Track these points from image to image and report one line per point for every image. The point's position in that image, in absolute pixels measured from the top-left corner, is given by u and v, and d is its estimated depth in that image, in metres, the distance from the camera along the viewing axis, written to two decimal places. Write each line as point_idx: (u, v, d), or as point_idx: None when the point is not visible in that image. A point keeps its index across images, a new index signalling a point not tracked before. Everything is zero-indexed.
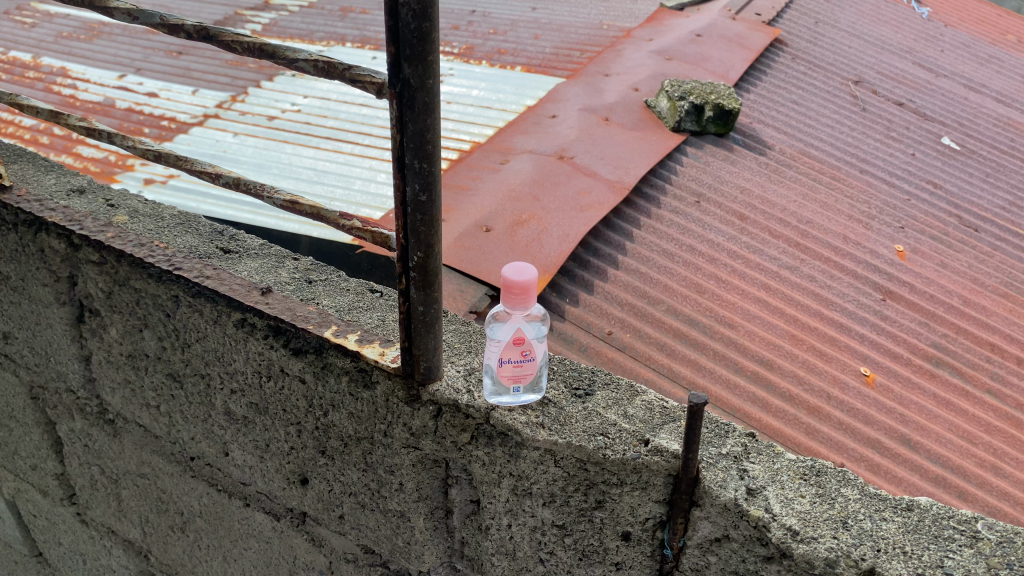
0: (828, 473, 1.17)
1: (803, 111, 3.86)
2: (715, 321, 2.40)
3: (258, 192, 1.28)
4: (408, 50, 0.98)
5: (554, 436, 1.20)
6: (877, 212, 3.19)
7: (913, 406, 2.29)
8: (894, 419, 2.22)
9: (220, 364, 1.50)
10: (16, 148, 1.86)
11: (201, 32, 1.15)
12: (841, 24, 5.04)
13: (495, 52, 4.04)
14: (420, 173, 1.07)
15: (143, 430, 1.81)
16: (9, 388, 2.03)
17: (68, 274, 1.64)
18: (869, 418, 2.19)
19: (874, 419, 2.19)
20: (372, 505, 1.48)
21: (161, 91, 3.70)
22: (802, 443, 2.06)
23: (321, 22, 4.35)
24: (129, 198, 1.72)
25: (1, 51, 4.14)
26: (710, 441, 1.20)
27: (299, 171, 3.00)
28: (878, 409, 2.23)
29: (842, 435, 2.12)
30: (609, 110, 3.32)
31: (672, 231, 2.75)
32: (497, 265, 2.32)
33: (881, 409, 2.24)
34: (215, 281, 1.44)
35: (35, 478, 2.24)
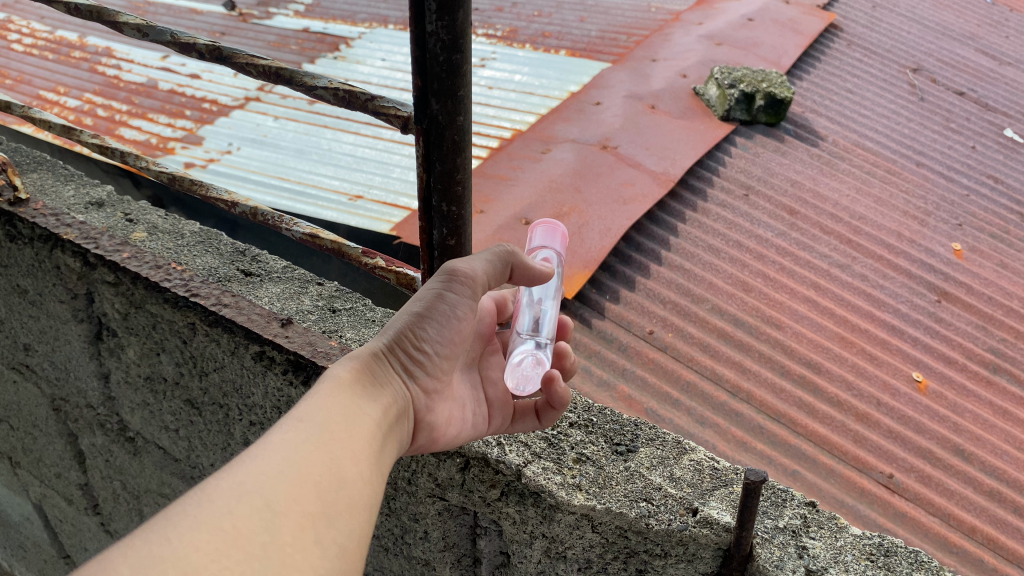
0: (898, 555, 1.04)
1: (857, 100, 3.66)
2: (762, 321, 2.24)
3: (276, 223, 1.19)
4: (436, 85, 0.88)
5: (592, 501, 1.09)
6: (933, 208, 3.00)
7: (965, 413, 2.13)
8: (947, 428, 2.06)
9: (239, 396, 1.41)
10: (38, 156, 1.81)
11: (214, 53, 1.05)
12: (901, 7, 4.79)
13: (539, 35, 3.89)
14: (448, 218, 0.98)
15: (162, 452, 1.74)
16: (32, 399, 1.97)
17: (84, 292, 1.56)
18: (921, 427, 2.03)
19: (926, 428, 2.03)
20: (394, 549, 1.39)
21: (203, 72, 3.62)
22: (849, 452, 1.90)
23: (364, 3, 4.24)
24: (149, 212, 1.65)
25: (48, 30, 4.09)
26: (766, 512, 1.08)
27: (339, 158, 2.92)
28: (931, 418, 2.07)
29: (893, 443, 1.96)
30: (655, 97, 3.17)
31: (718, 226, 2.60)
32: None
33: (934, 418, 2.08)
34: (233, 310, 1.34)
35: (60, 486, 2.20)
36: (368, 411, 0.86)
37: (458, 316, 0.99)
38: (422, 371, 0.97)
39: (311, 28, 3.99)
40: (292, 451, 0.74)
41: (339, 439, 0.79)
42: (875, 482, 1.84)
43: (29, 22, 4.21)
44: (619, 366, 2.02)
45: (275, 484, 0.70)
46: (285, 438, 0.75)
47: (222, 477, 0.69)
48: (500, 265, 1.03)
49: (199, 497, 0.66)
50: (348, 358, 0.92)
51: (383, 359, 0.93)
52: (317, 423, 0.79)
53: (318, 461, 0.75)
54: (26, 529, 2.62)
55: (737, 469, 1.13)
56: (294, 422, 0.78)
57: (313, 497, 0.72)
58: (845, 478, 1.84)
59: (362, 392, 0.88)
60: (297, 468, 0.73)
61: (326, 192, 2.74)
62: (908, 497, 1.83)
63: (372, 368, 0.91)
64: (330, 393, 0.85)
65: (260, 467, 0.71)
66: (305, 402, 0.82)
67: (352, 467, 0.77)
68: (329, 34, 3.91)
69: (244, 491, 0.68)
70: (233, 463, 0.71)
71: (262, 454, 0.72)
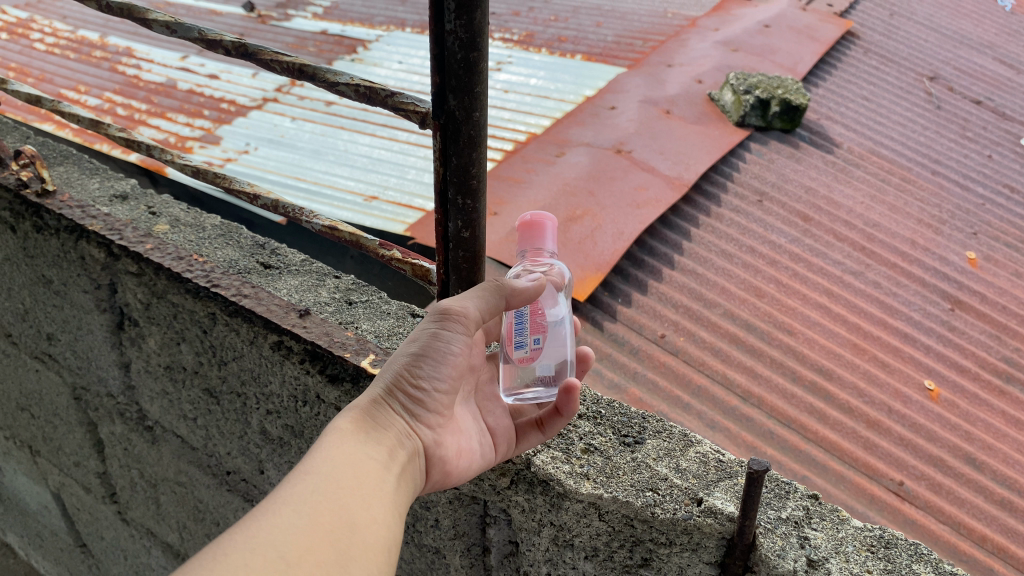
0: (899, 546, 1.06)
1: (873, 107, 3.67)
2: (774, 327, 2.26)
3: (296, 216, 1.23)
4: (454, 81, 0.91)
5: (599, 490, 1.12)
6: (948, 216, 3.01)
7: (978, 422, 2.14)
8: (959, 437, 2.07)
9: (257, 384, 1.45)
10: (64, 150, 1.85)
11: (239, 49, 1.09)
12: (918, 15, 4.80)
13: (555, 40, 3.92)
14: (463, 210, 1.01)
15: (180, 441, 1.78)
16: (53, 388, 2.02)
17: (108, 282, 1.60)
18: (932, 435, 2.04)
19: (937, 436, 2.04)
20: (406, 537, 1.42)
21: (222, 72, 3.68)
22: (860, 458, 1.91)
23: (381, 6, 4.29)
24: (172, 205, 1.69)
25: (70, 30, 4.16)
26: (770, 503, 1.10)
27: (355, 160, 2.96)
28: (942, 426, 2.08)
29: (903, 451, 1.97)
30: (670, 102, 3.19)
31: (731, 231, 2.62)
32: None
33: (945, 426, 2.09)
34: (253, 300, 1.37)
35: (79, 475, 2.24)
36: (373, 455, 0.88)
37: (455, 352, 1.00)
38: (424, 407, 0.99)
39: (329, 30, 4.04)
40: (303, 505, 0.76)
41: (347, 487, 0.82)
42: (886, 489, 1.85)
43: (51, 22, 4.28)
44: (630, 370, 2.05)
45: (289, 536, 0.73)
46: (295, 491, 0.78)
47: (233, 536, 0.71)
48: (499, 301, 1.02)
49: (213, 555, 0.68)
50: (350, 407, 0.95)
51: (384, 404, 0.95)
52: (325, 474, 0.82)
53: (328, 511, 0.77)
54: (44, 518, 2.67)
55: (742, 462, 1.16)
56: (302, 475, 0.80)
57: (326, 548, 0.74)
58: (855, 484, 1.86)
59: (366, 436, 0.90)
60: (308, 520, 0.75)
61: (342, 193, 2.78)
62: (919, 504, 1.84)
63: (373, 412, 0.94)
64: (334, 442, 0.88)
65: (274, 522, 0.74)
66: (311, 453, 0.85)
67: (363, 513, 0.80)
68: (346, 36, 3.96)
69: (257, 549, 0.70)
70: (245, 520, 0.73)
71: (275, 509, 0.75)
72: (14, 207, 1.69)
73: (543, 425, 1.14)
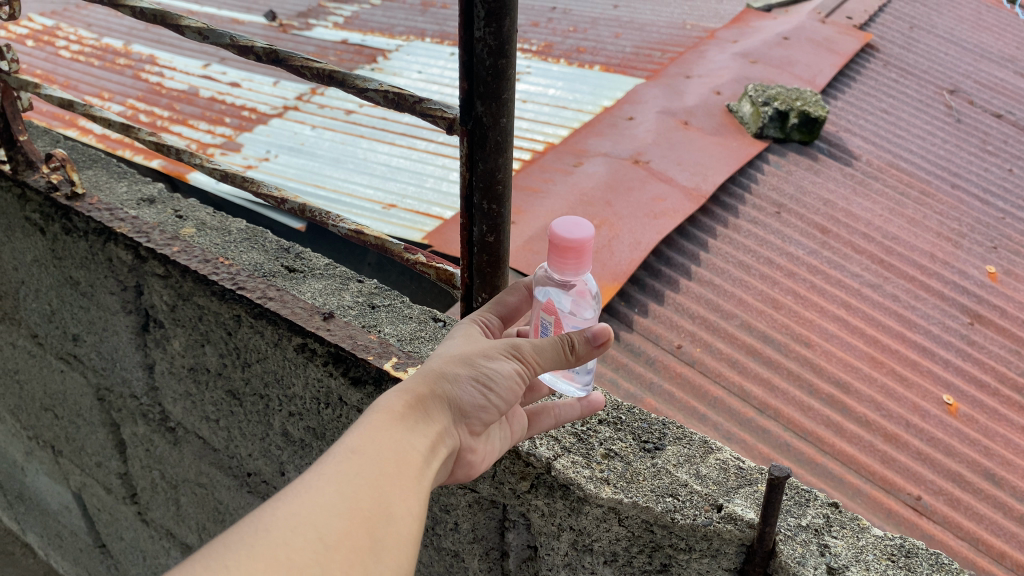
0: (919, 555, 1.06)
1: (892, 120, 3.67)
2: (792, 338, 2.26)
3: (323, 219, 1.25)
4: (482, 88, 0.93)
5: (619, 495, 1.12)
6: (967, 230, 3.00)
7: (997, 437, 2.12)
8: (978, 452, 2.06)
9: (280, 386, 1.46)
10: (92, 154, 1.89)
11: (270, 55, 1.11)
12: (938, 28, 4.78)
13: (573, 50, 3.94)
14: (488, 215, 1.03)
15: (202, 442, 1.80)
16: (77, 389, 2.04)
17: (134, 284, 1.63)
18: (951, 449, 2.03)
19: (956, 451, 2.03)
20: (425, 540, 1.43)
21: (243, 81, 3.72)
22: (877, 472, 1.91)
23: (402, 16, 4.33)
24: (198, 209, 1.71)
25: (95, 37, 4.22)
26: (789, 511, 1.11)
27: (373, 168, 2.99)
28: (961, 440, 2.07)
29: (922, 465, 1.96)
30: (689, 113, 3.21)
31: (749, 242, 2.63)
32: None
33: (964, 440, 2.07)
34: (277, 303, 1.39)
35: (99, 475, 2.27)
36: (417, 446, 0.81)
37: (518, 384, 0.93)
38: (475, 417, 0.91)
39: (349, 40, 4.08)
40: (344, 487, 0.71)
41: (390, 475, 0.75)
42: (903, 503, 1.84)
43: (76, 29, 4.34)
44: (646, 380, 2.06)
45: (328, 519, 0.68)
46: (336, 471, 0.72)
47: (270, 511, 0.67)
48: (557, 362, 0.94)
49: (246, 532, 0.64)
50: (401, 387, 0.86)
51: (439, 399, 0.87)
52: (369, 457, 0.76)
53: (368, 498, 0.72)
54: (64, 518, 2.70)
55: (762, 469, 1.16)
56: (345, 454, 0.75)
57: (362, 537, 0.69)
58: (872, 498, 1.85)
59: (415, 426, 0.82)
60: (347, 506, 0.70)
61: (361, 200, 2.80)
62: (936, 519, 1.84)
63: (426, 403, 0.85)
64: (380, 422, 0.81)
65: (312, 501, 0.69)
66: (352, 431, 0.79)
67: (403, 503, 0.74)
68: (366, 46, 4.00)
69: (293, 528, 0.66)
70: (282, 494, 0.69)
71: (313, 486, 0.70)
72: (44, 209, 1.72)
73: (558, 417, 1.13)
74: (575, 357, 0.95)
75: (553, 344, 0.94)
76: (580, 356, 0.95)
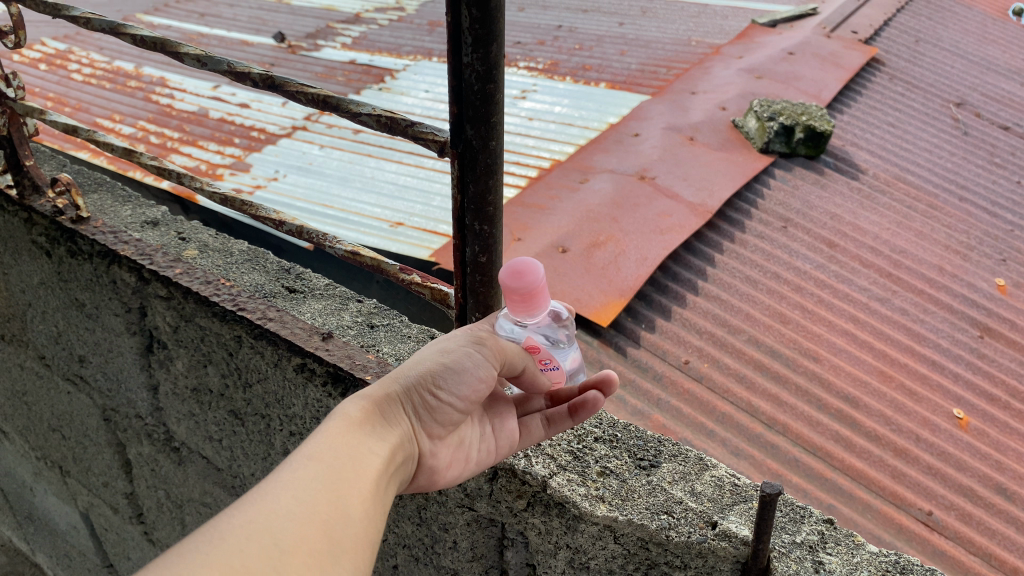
0: (914, 572, 1.06)
1: (899, 134, 3.67)
2: (800, 353, 2.26)
3: (320, 241, 1.27)
4: (471, 112, 0.94)
5: (614, 512, 1.13)
6: (976, 243, 3.00)
7: (1008, 451, 2.11)
8: (989, 466, 2.05)
9: (281, 406, 1.48)
10: (99, 178, 1.92)
11: (267, 81, 1.13)
12: (944, 42, 4.80)
13: (579, 68, 3.97)
14: (480, 236, 1.05)
15: (205, 462, 1.81)
16: (84, 409, 2.06)
17: (138, 306, 1.65)
18: (962, 464, 2.02)
19: (967, 465, 2.02)
20: (425, 559, 1.44)
21: (252, 101, 3.76)
22: (887, 487, 1.90)
23: (409, 36, 4.37)
24: (201, 231, 1.73)
25: (106, 60, 4.28)
26: (784, 527, 1.11)
27: (381, 187, 3.01)
28: (972, 455, 2.06)
29: (932, 480, 1.96)
30: (694, 129, 3.22)
31: (756, 257, 2.63)
32: (571, 287, 2.26)
33: (975, 455, 2.07)
34: (278, 324, 1.41)
35: (107, 495, 2.28)
36: (374, 451, 0.87)
37: (480, 376, 0.99)
38: (434, 416, 0.98)
39: (357, 60, 4.13)
40: (301, 492, 0.76)
41: (347, 480, 0.81)
42: (914, 519, 1.84)
43: (87, 53, 4.40)
44: (653, 397, 2.06)
45: (283, 523, 0.72)
46: (293, 478, 0.77)
47: (230, 518, 0.70)
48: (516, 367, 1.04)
49: (207, 536, 0.68)
50: (360, 394, 0.93)
51: (396, 402, 0.93)
52: (326, 463, 0.81)
53: (326, 501, 0.77)
54: (72, 537, 2.72)
55: (757, 486, 1.16)
56: (302, 462, 0.80)
57: (322, 536, 0.73)
58: (883, 514, 1.84)
59: (372, 430, 0.89)
60: (306, 509, 0.75)
61: (367, 219, 2.83)
62: (948, 535, 1.83)
63: (383, 408, 0.92)
64: (340, 429, 0.87)
65: (269, 508, 0.73)
66: (312, 439, 0.84)
67: (360, 505, 0.79)
68: (374, 66, 4.04)
69: (254, 531, 0.70)
70: (241, 503, 0.73)
71: (272, 494, 0.74)
72: (49, 232, 1.74)
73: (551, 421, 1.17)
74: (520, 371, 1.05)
75: (516, 355, 1.03)
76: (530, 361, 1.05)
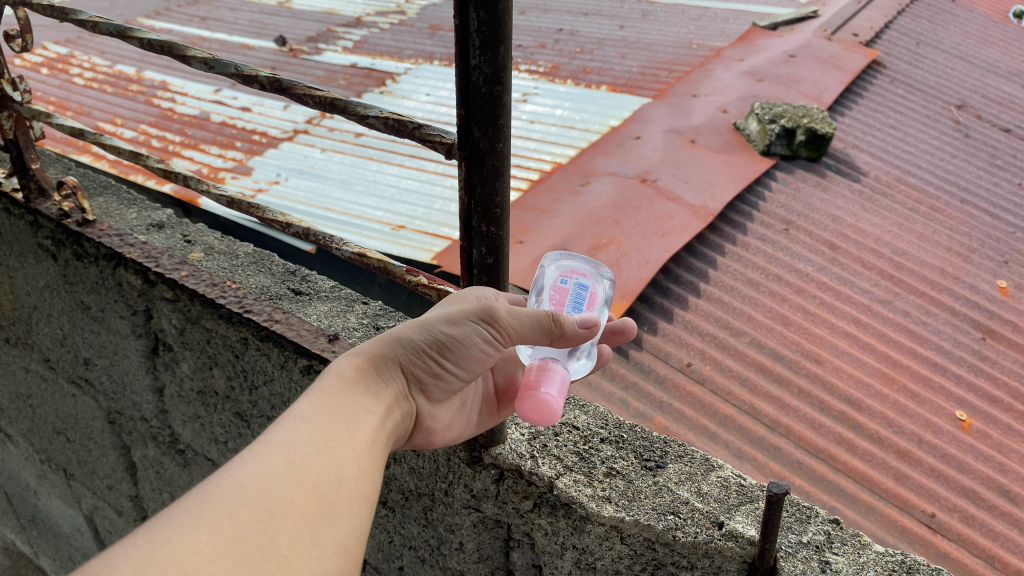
0: (920, 572, 1.07)
1: (900, 136, 3.68)
2: (802, 355, 2.26)
3: (327, 242, 1.28)
4: (478, 114, 0.95)
5: (621, 513, 1.13)
6: (977, 245, 3.00)
7: (1011, 453, 2.11)
8: (992, 468, 2.05)
9: (287, 408, 1.48)
10: (104, 181, 1.92)
11: (274, 84, 1.13)
12: (945, 44, 4.80)
13: (580, 71, 3.98)
14: (487, 237, 1.06)
15: (211, 464, 1.81)
16: (88, 412, 2.07)
17: (143, 308, 1.65)
18: (964, 466, 2.02)
19: (969, 467, 2.02)
20: (431, 560, 1.44)
21: (254, 105, 3.77)
22: (890, 489, 1.91)
23: (410, 39, 4.38)
24: (206, 234, 1.74)
25: (108, 64, 4.29)
26: (790, 527, 1.11)
27: (383, 190, 3.02)
28: (974, 457, 2.06)
29: (935, 482, 1.96)
30: (695, 132, 3.23)
31: (758, 259, 2.64)
32: None
33: (977, 457, 2.07)
34: (284, 326, 1.41)
35: (111, 498, 2.28)
36: (370, 409, 0.87)
37: (483, 349, 0.97)
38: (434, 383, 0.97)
39: (358, 64, 4.14)
40: (292, 455, 0.75)
41: (340, 441, 0.80)
42: (917, 521, 1.84)
43: (89, 57, 4.41)
44: (656, 399, 2.06)
45: (274, 488, 0.72)
46: (284, 439, 0.77)
47: (217, 483, 0.70)
48: (539, 336, 0.97)
49: (194, 502, 0.67)
50: (357, 350, 0.92)
51: (394, 365, 0.93)
52: (318, 424, 0.80)
53: (316, 462, 0.76)
54: (76, 540, 2.72)
55: (763, 487, 1.17)
56: (292, 424, 0.79)
57: (314, 498, 0.73)
58: (886, 516, 1.85)
59: (366, 389, 0.89)
60: (296, 471, 0.74)
61: (369, 222, 2.83)
62: (951, 537, 1.83)
63: (379, 366, 0.91)
64: (333, 387, 0.87)
65: (260, 472, 0.72)
66: (306, 398, 0.84)
67: (352, 466, 0.79)
68: (375, 69, 4.05)
69: (242, 496, 0.69)
70: (229, 468, 0.72)
71: (260, 458, 0.74)
72: (55, 235, 1.74)
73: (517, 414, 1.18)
74: (560, 333, 0.97)
75: (539, 319, 0.96)
76: (563, 331, 0.97)
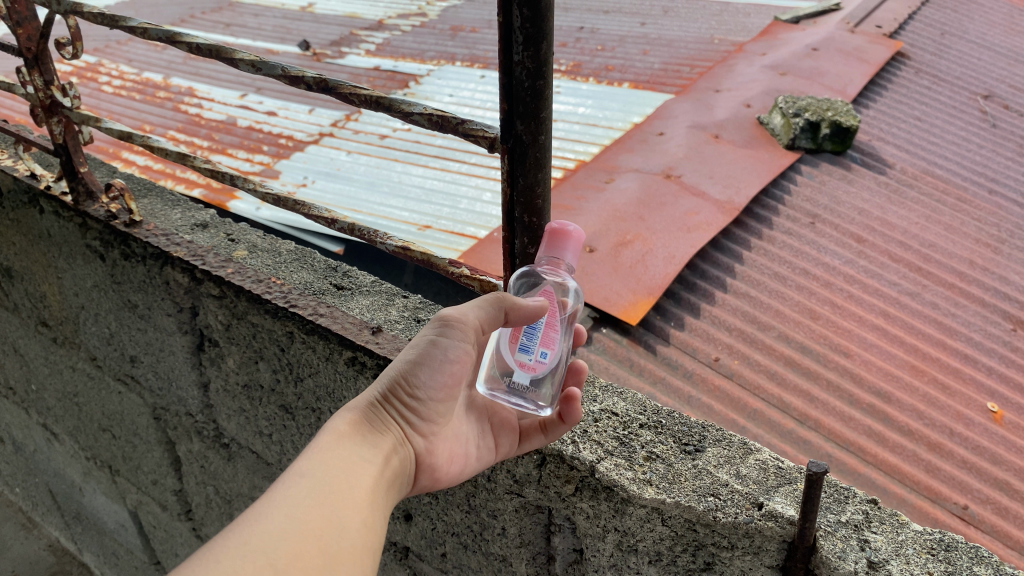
0: (959, 549, 1.08)
1: (926, 127, 3.67)
2: (830, 349, 2.27)
3: (372, 237, 1.33)
4: (521, 108, 0.99)
5: (662, 495, 1.16)
6: (1007, 236, 2.99)
7: None
8: None
9: (331, 400, 1.53)
10: (147, 183, 1.99)
11: (321, 84, 1.18)
12: (970, 34, 4.76)
13: (602, 69, 3.99)
14: (530, 226, 1.10)
15: (256, 457, 1.86)
16: (134, 409, 2.12)
17: (189, 305, 1.71)
18: (997, 457, 2.02)
19: (1003, 459, 2.02)
20: (473, 546, 1.49)
21: (279, 109, 3.83)
22: (922, 482, 1.91)
23: (432, 41, 4.42)
24: (249, 232, 1.79)
25: (136, 72, 4.37)
26: (829, 507, 1.14)
27: (409, 190, 3.06)
28: (1007, 448, 2.06)
29: (967, 474, 1.96)
30: (719, 127, 3.25)
31: (785, 253, 2.65)
32: (599, 286, 2.30)
33: (1010, 448, 2.06)
34: (329, 319, 1.45)
35: (156, 493, 2.34)
36: (366, 459, 0.96)
37: (455, 363, 1.07)
38: (421, 416, 1.06)
39: (381, 66, 4.19)
40: (294, 510, 0.84)
41: (338, 490, 0.90)
42: (949, 513, 1.84)
43: (117, 65, 4.50)
44: (684, 394, 2.09)
45: (277, 542, 0.80)
46: (286, 495, 0.85)
47: (226, 539, 0.78)
48: (492, 311, 1.04)
49: (208, 558, 0.76)
50: (345, 410, 1.03)
51: (381, 412, 1.03)
52: (314, 479, 0.89)
53: (317, 517, 0.85)
54: (121, 536, 2.79)
55: (800, 469, 1.19)
56: (291, 479, 0.88)
57: (313, 553, 0.82)
58: (917, 508, 1.85)
59: (361, 438, 0.99)
60: (298, 524, 0.83)
61: (397, 222, 2.87)
62: (984, 529, 1.82)
63: (370, 417, 1.01)
64: (331, 442, 0.97)
65: (264, 526, 0.81)
66: (305, 453, 0.93)
67: (349, 519, 0.88)
68: (398, 71, 4.10)
69: (250, 552, 0.78)
70: (236, 525, 0.81)
71: (267, 513, 0.83)
72: (103, 236, 1.80)
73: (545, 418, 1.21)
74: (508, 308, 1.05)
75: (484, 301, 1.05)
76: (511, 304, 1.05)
